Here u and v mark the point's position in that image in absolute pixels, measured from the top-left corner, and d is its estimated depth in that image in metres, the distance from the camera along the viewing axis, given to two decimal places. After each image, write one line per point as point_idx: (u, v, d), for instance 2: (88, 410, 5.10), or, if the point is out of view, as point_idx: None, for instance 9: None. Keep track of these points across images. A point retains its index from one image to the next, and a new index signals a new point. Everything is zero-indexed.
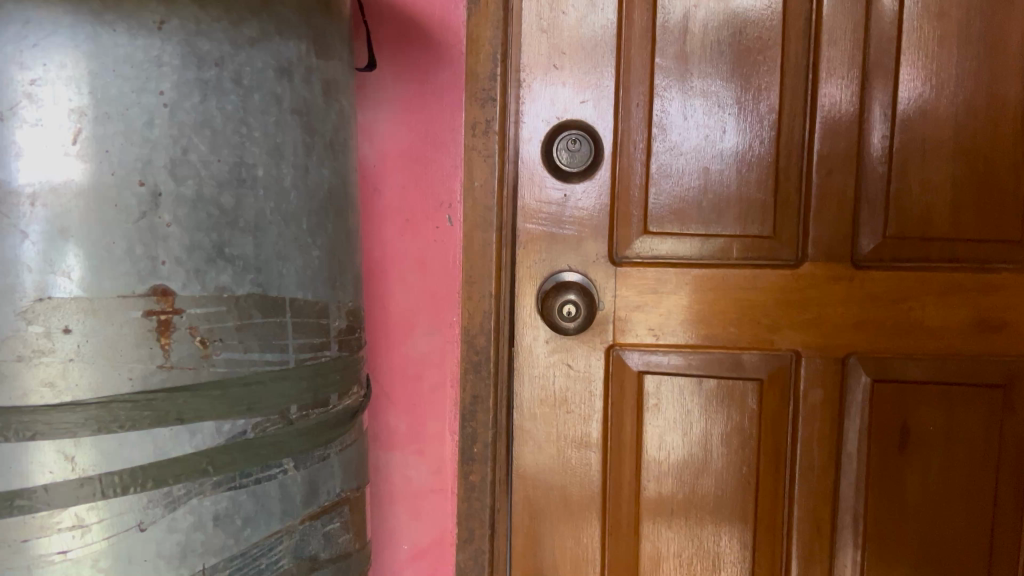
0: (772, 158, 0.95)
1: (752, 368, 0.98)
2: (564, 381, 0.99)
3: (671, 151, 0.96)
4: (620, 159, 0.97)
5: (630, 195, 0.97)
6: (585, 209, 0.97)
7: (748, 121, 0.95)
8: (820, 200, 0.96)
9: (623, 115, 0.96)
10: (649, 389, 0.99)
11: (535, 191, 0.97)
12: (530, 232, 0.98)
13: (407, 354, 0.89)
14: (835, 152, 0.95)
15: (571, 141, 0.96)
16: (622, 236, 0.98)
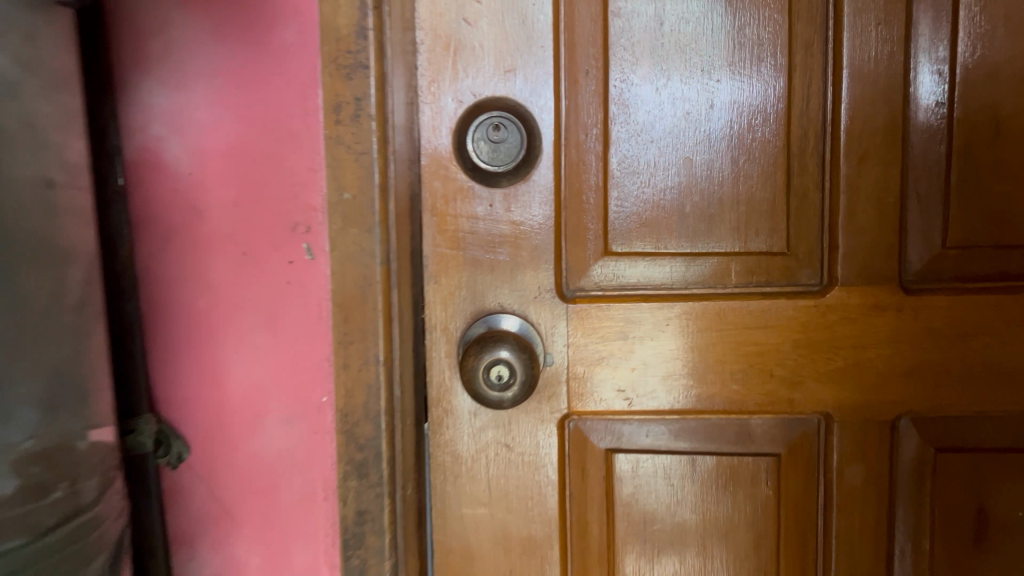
0: (779, 144, 0.67)
1: (766, 440, 0.69)
2: (501, 467, 0.70)
3: (636, 137, 0.68)
4: (566, 152, 0.68)
5: (583, 202, 0.69)
6: (519, 224, 0.68)
7: (743, 93, 0.67)
8: (852, 198, 0.67)
9: (568, 88, 0.68)
10: (621, 475, 0.71)
11: (449, 200, 0.68)
12: (444, 257, 0.68)
13: (256, 454, 0.60)
14: (870, 131, 0.67)
15: (492, 127, 0.66)
16: (575, 259, 0.69)
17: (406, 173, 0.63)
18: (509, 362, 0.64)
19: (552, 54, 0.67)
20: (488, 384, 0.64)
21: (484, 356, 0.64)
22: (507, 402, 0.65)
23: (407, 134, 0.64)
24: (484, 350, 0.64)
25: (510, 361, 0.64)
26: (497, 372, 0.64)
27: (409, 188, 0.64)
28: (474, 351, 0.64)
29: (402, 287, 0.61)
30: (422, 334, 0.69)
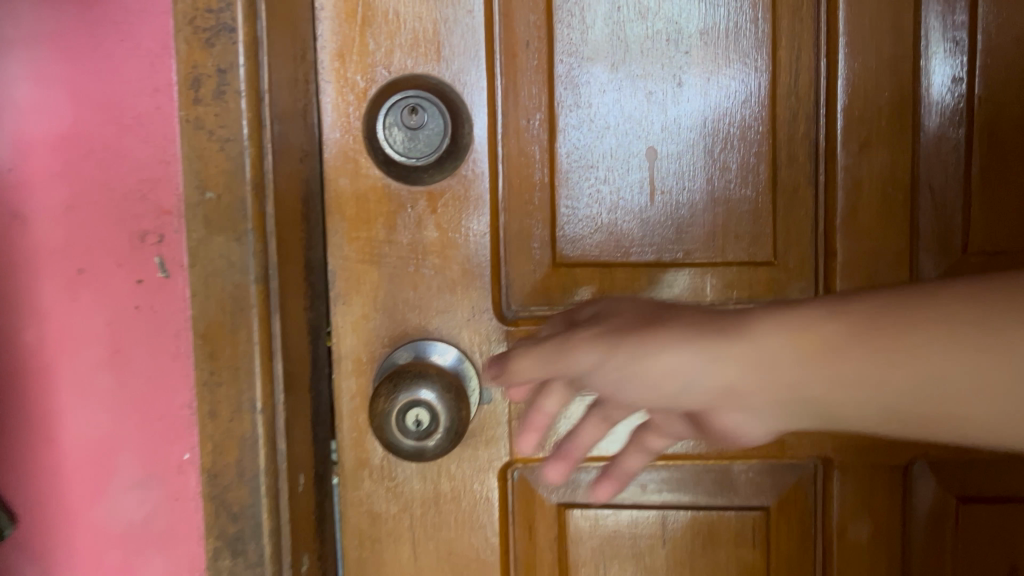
0: (761, 131, 0.55)
1: (750, 493, 0.57)
2: (430, 529, 0.57)
3: (588, 123, 0.56)
4: (506, 142, 0.56)
5: (527, 204, 0.57)
6: (447, 229, 0.56)
7: (717, 69, 0.55)
8: (852, 194, 0.55)
9: (505, 65, 0.55)
10: (577, 534, 0.58)
11: (361, 202, 0.55)
12: (357, 272, 0.56)
13: (101, 527, 0.47)
14: (873, 113, 0.54)
15: (409, 109, 0.53)
16: (517, 273, 0.57)
17: (299, 168, 0.50)
18: (430, 405, 0.51)
19: (485, 23, 0.55)
20: (406, 434, 0.51)
21: (396, 401, 0.50)
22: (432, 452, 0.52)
23: (302, 120, 0.51)
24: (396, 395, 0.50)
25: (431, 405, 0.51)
26: (414, 418, 0.50)
27: (307, 186, 0.51)
28: (383, 395, 0.51)
29: (292, 311, 0.48)
30: (331, 366, 0.57)
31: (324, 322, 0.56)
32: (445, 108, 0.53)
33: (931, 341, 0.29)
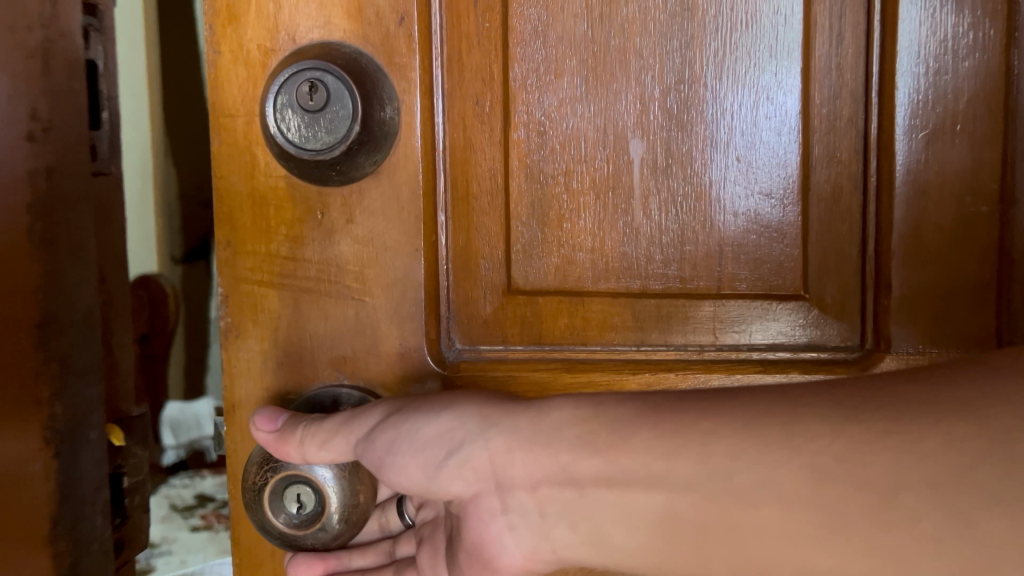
0: (789, 116, 0.40)
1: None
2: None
3: (555, 105, 0.42)
4: (448, 129, 0.43)
5: (474, 212, 0.43)
6: (369, 243, 0.43)
7: (730, 33, 0.40)
8: (910, 199, 0.39)
9: (446, 30, 0.42)
10: None
11: (258, 207, 0.43)
12: (250, 297, 0.43)
13: None
14: (950, 88, 0.38)
15: (308, 86, 0.39)
16: (465, 303, 0.44)
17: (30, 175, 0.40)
18: (313, 478, 0.38)
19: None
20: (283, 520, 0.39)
21: (272, 474, 0.39)
22: (325, 545, 0.39)
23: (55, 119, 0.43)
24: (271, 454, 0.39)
25: (314, 477, 0.38)
26: (295, 499, 0.38)
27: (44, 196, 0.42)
28: (260, 463, 0.39)
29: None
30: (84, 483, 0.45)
31: (96, 406, 0.47)
32: (351, 84, 0.39)
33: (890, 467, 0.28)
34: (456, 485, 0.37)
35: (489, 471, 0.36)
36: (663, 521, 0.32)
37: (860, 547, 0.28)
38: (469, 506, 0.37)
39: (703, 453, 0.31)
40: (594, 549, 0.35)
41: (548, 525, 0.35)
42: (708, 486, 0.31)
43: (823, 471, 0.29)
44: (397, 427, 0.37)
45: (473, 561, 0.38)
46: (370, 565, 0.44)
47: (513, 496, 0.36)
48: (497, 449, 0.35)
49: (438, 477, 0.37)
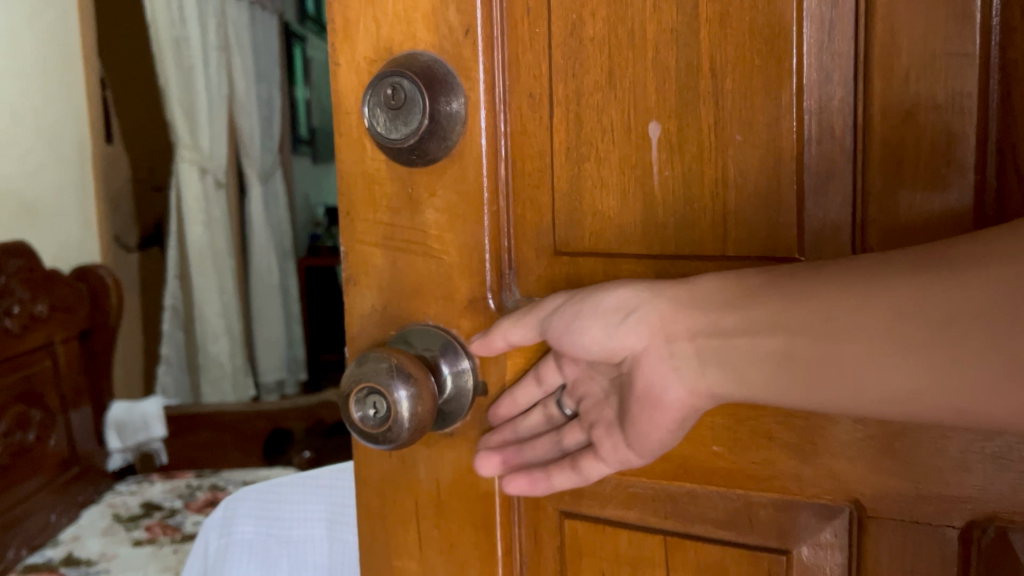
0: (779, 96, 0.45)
1: (771, 532, 0.48)
2: (434, 513, 0.56)
3: (592, 91, 0.49)
4: (510, 117, 0.52)
5: (533, 182, 0.52)
6: (447, 211, 0.53)
7: (723, 26, 0.46)
8: (886, 165, 0.43)
9: (506, 33, 0.51)
10: (581, 547, 0.53)
11: (368, 185, 0.55)
12: (365, 255, 0.56)
13: None
14: (915, 61, 0.41)
15: (390, 89, 0.48)
16: (525, 259, 0.53)
17: None
18: (383, 388, 0.49)
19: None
20: (366, 422, 0.50)
21: (356, 385, 0.50)
22: (400, 444, 0.49)
23: None
24: (357, 366, 0.50)
25: (382, 386, 0.49)
26: (373, 405, 0.49)
27: None
28: (351, 376, 0.50)
29: None
30: None
31: None
32: (423, 87, 0.48)
33: (945, 303, 0.36)
34: (632, 339, 0.45)
35: (657, 328, 0.44)
36: (782, 360, 0.41)
37: (924, 363, 0.37)
38: (642, 359, 0.45)
39: (814, 304, 0.40)
40: (741, 387, 0.43)
41: (703, 370, 0.44)
42: (817, 329, 0.40)
43: (901, 309, 0.37)
44: (582, 300, 0.47)
45: (644, 405, 0.46)
46: (545, 460, 0.52)
47: (676, 346, 0.44)
48: (665, 309, 0.44)
49: (617, 333, 0.45)
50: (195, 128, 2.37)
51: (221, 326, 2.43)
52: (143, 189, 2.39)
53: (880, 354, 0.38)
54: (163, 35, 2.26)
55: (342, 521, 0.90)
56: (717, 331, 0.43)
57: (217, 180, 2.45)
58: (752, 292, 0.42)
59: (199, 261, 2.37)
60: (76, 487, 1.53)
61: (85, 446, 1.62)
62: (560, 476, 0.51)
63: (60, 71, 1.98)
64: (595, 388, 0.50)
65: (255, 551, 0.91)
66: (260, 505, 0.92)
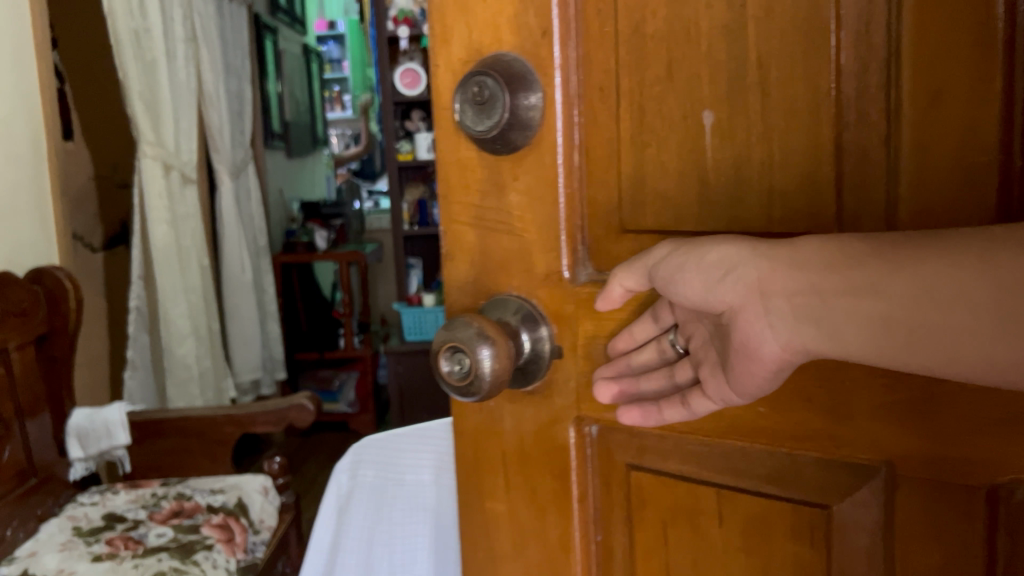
0: (812, 90, 0.49)
1: (811, 487, 0.51)
2: (518, 466, 0.63)
3: (657, 84, 0.53)
4: (582, 108, 0.56)
5: (605, 167, 0.56)
6: (528, 195, 0.57)
7: (765, 27, 0.49)
8: (910, 150, 0.45)
9: (583, 30, 0.55)
10: (645, 495, 0.58)
11: (461, 170, 0.60)
12: (459, 233, 0.61)
13: None
14: (940, 56, 0.44)
15: (477, 90, 0.53)
16: (594, 240, 0.57)
17: None
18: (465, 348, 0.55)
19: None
20: (457, 377, 0.56)
21: (444, 344, 0.57)
22: (483, 395, 0.56)
23: None
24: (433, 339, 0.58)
25: (456, 340, 0.56)
26: (458, 361, 0.56)
27: None
28: (438, 336, 0.57)
29: None
30: None
31: None
32: (505, 88, 0.53)
33: None
34: (733, 295, 0.48)
35: (757, 285, 0.47)
36: (882, 324, 0.43)
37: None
38: (741, 314, 0.48)
39: (916, 273, 0.42)
40: (834, 346, 0.45)
41: (800, 327, 0.46)
42: (921, 298, 0.42)
43: (1006, 285, 0.40)
44: (689, 255, 0.50)
45: (743, 355, 0.49)
46: (657, 393, 0.56)
47: (774, 304, 0.47)
48: (765, 270, 0.47)
49: (719, 287, 0.49)
50: (159, 133, 3.01)
51: (185, 327, 3.01)
52: (105, 184, 3.04)
53: (981, 328, 0.40)
54: (118, 24, 2.81)
55: (450, 468, 0.87)
56: (820, 292, 0.45)
57: (183, 175, 3.11)
58: (853, 257, 0.44)
59: (164, 261, 2.96)
60: (33, 496, 1.81)
61: (40, 454, 1.87)
62: (670, 414, 0.55)
63: (33, 107, 2.25)
64: (699, 332, 0.53)
65: (374, 494, 0.88)
66: (382, 451, 0.89)
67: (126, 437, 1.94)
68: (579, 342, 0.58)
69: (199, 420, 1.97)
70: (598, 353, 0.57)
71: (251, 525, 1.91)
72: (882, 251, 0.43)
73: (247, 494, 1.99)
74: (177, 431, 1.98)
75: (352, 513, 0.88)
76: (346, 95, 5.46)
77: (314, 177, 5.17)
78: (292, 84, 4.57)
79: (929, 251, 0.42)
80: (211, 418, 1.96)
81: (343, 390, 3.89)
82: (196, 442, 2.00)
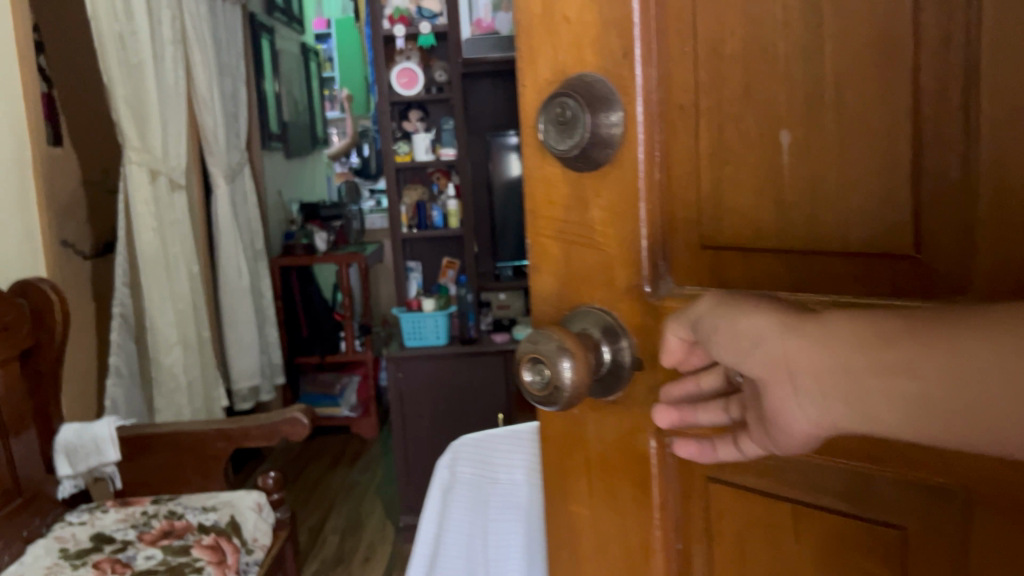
0: (891, 110, 0.51)
1: (885, 508, 0.53)
2: (599, 470, 0.66)
3: (737, 105, 0.56)
4: (661, 127, 0.59)
5: (685, 185, 0.59)
6: (610, 214, 0.61)
7: (844, 49, 0.52)
8: (993, 168, 0.47)
9: (665, 56, 0.58)
10: (722, 504, 0.61)
11: (547, 188, 0.64)
12: (546, 246, 0.66)
13: None
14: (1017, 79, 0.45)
15: (561, 110, 0.58)
16: (674, 256, 0.60)
17: None
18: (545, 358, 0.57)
19: (639, 17, 0.58)
20: (540, 387, 0.58)
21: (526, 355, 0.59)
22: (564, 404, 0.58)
23: None
24: (517, 357, 0.61)
25: (536, 350, 0.58)
26: (539, 372, 0.58)
27: None
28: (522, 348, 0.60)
29: None
30: None
31: None
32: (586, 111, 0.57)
33: None
34: (762, 365, 0.49)
35: (786, 360, 0.48)
36: (912, 405, 0.43)
37: None
38: (770, 386, 0.49)
39: (947, 353, 0.41)
40: (868, 425, 0.45)
41: (829, 404, 0.46)
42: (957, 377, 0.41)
43: None
44: (729, 317, 0.52)
45: (774, 426, 0.49)
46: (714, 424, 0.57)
47: (801, 380, 0.47)
48: (793, 345, 0.48)
49: (747, 357, 0.50)
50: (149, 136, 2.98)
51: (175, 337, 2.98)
52: (93, 192, 3.00)
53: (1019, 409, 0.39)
54: (104, 29, 2.77)
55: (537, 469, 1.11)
56: (850, 371, 0.45)
57: (170, 180, 3.08)
58: (883, 336, 0.44)
59: (149, 267, 2.92)
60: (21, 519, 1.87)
61: (28, 473, 1.94)
62: (726, 452, 0.57)
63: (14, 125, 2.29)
64: (744, 389, 0.54)
65: (469, 489, 1.13)
66: (476, 450, 1.15)
67: (114, 453, 2.03)
68: (659, 354, 0.61)
69: (190, 436, 2.06)
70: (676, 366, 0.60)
71: (245, 544, 1.99)
72: (914, 331, 0.43)
73: (239, 512, 2.06)
74: (167, 447, 2.07)
75: (451, 508, 1.13)
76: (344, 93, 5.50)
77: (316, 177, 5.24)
78: (289, 82, 4.62)
79: (965, 335, 0.41)
80: (202, 433, 2.06)
81: (345, 394, 4.29)
82: (187, 458, 2.09)
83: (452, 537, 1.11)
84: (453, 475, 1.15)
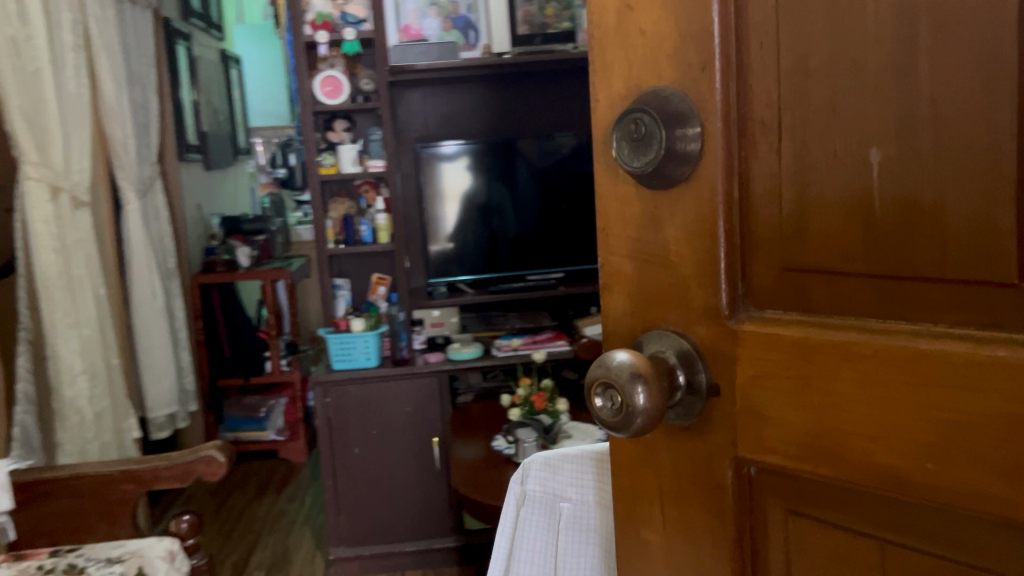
0: (997, 128, 0.46)
1: (974, 549, 0.50)
2: (673, 499, 0.66)
3: (825, 120, 0.53)
4: (740, 144, 0.58)
5: (767, 203, 0.57)
6: (686, 230, 0.61)
7: (944, 61, 0.47)
8: None
9: (742, 70, 0.57)
10: (795, 532, 0.60)
11: (623, 207, 0.66)
12: (622, 264, 0.67)
13: None
14: None
15: (636, 127, 0.59)
16: (753, 277, 0.59)
17: None
18: (617, 385, 0.58)
19: (720, 32, 0.57)
20: (612, 412, 0.58)
21: (597, 383, 0.59)
22: (636, 432, 0.57)
23: None
24: (586, 386, 0.61)
25: (608, 377, 0.58)
26: (611, 398, 0.58)
27: None
28: (590, 376, 0.60)
29: None
30: None
31: None
32: (661, 126, 0.58)
33: None
34: None
35: None
36: None
37: None
38: None
39: None
40: None
41: None
42: None
43: None
44: None
45: None
46: None
47: None
48: None
49: None
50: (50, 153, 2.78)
51: (80, 367, 2.78)
52: None
53: None
54: None
55: (605, 492, 1.07)
56: None
57: (73, 198, 2.87)
58: None
59: (45, 289, 2.70)
60: None
61: None
62: None
63: None
64: None
65: (546, 505, 1.10)
66: (545, 466, 1.11)
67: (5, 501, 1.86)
68: (738, 381, 0.59)
69: (92, 481, 1.92)
70: (757, 395, 0.58)
71: None
72: None
73: (148, 563, 1.88)
74: (68, 493, 1.93)
75: (526, 523, 1.11)
76: (267, 102, 5.36)
77: (239, 188, 5.09)
78: (208, 92, 4.45)
79: None
80: (106, 476, 1.92)
81: (272, 419, 4.19)
82: (89, 504, 1.94)
83: (522, 544, 1.11)
84: (526, 490, 1.14)
